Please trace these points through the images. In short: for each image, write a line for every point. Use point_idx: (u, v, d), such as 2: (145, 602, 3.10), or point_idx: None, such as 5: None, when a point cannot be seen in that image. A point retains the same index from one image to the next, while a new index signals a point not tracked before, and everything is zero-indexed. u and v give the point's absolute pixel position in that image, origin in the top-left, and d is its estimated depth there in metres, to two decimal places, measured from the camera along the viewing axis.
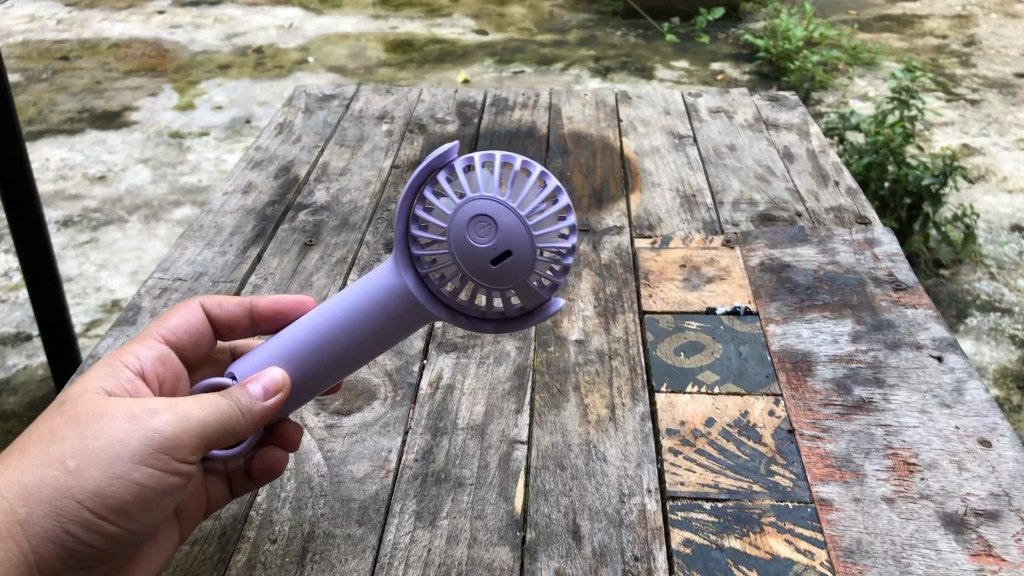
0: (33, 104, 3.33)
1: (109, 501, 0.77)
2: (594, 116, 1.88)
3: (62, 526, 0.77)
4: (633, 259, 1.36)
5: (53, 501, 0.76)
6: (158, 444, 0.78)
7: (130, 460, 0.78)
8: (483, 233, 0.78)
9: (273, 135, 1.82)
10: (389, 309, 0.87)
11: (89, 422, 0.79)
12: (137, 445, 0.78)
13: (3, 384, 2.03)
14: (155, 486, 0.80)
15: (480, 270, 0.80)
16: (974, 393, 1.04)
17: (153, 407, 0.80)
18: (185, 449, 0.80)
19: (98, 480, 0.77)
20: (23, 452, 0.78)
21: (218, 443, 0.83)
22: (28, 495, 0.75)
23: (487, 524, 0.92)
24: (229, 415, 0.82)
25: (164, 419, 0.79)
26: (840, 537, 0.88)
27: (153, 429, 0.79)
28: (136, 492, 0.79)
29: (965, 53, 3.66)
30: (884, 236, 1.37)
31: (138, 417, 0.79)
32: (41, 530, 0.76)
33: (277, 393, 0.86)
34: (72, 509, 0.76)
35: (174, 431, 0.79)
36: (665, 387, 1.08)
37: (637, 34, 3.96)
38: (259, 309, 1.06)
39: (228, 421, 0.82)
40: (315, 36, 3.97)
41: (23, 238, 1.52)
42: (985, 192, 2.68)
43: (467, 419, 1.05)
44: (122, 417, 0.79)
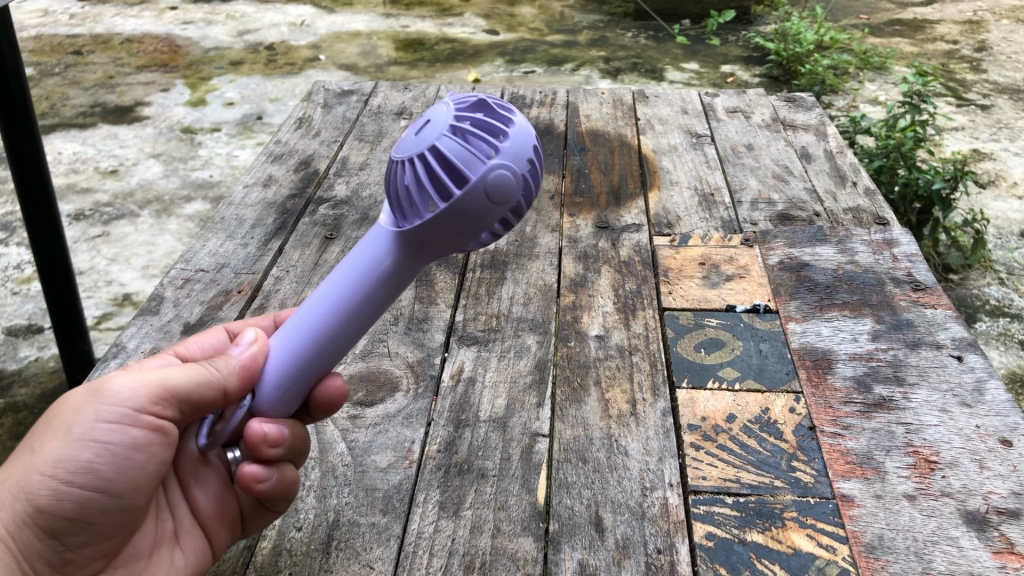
0: (46, 98, 3.35)
1: (70, 463, 0.81)
2: (611, 115, 1.89)
3: (35, 501, 0.81)
4: (652, 256, 1.37)
5: (21, 480, 0.81)
6: (113, 402, 0.83)
7: (86, 422, 0.82)
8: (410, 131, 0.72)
9: (292, 130, 1.83)
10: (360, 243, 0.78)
11: (55, 409, 0.85)
12: (93, 409, 0.82)
13: (15, 376, 2.04)
14: (121, 441, 0.83)
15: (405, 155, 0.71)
16: (994, 393, 1.05)
17: (109, 378, 0.85)
18: (144, 403, 0.84)
19: (59, 448, 0.81)
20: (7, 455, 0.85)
21: (192, 398, 0.86)
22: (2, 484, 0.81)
23: (511, 515, 0.92)
24: (198, 373, 0.85)
25: (119, 382, 0.84)
26: (862, 533, 0.89)
27: (107, 391, 0.83)
28: (97, 449, 0.82)
29: (977, 58, 3.66)
30: (903, 237, 1.37)
31: (93, 388, 0.84)
32: (14, 509, 0.80)
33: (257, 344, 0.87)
34: (38, 482, 0.81)
35: (129, 389, 0.83)
36: (686, 382, 1.09)
37: (647, 36, 3.96)
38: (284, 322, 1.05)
39: (199, 377, 0.85)
40: (327, 34, 3.98)
41: (41, 237, 1.52)
42: (995, 198, 2.68)
43: (489, 411, 1.06)
44: (80, 392, 0.85)
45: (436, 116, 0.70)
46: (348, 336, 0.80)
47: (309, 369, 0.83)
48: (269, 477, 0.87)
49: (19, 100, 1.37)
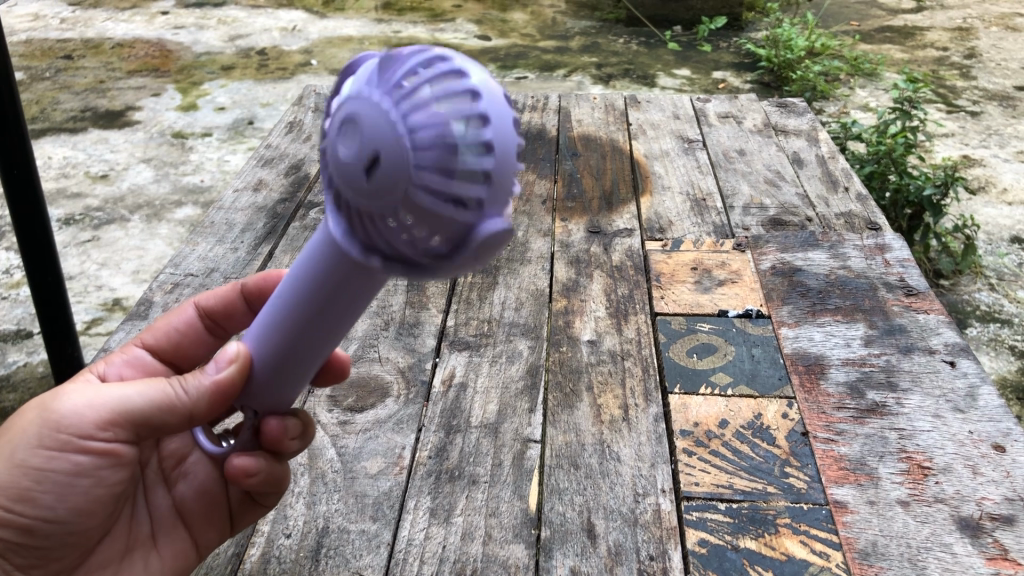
0: (36, 102, 3.33)
1: (9, 490, 0.79)
2: (603, 120, 1.88)
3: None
4: (644, 260, 1.36)
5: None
6: (56, 425, 0.78)
7: (28, 446, 0.79)
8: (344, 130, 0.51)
9: (283, 134, 1.82)
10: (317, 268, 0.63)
11: (8, 425, 0.81)
12: (38, 434, 0.79)
13: (3, 382, 2.02)
14: (65, 469, 0.80)
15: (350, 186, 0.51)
16: (987, 398, 1.04)
17: (60, 393, 0.80)
18: (91, 426, 0.79)
19: (0, 472, 0.78)
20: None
21: (151, 421, 0.77)
22: None
23: (502, 522, 0.91)
24: (157, 392, 0.77)
25: (67, 403, 0.79)
26: (856, 539, 0.88)
27: (54, 411, 0.79)
28: (39, 477, 0.79)
29: (966, 65, 3.67)
30: (895, 242, 1.37)
31: (41, 406, 0.80)
32: None
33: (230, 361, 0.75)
34: None
35: (77, 411, 0.78)
36: (678, 388, 1.09)
37: (639, 42, 3.97)
38: (248, 288, 1.00)
39: (156, 397, 0.77)
40: (318, 39, 3.98)
41: (33, 258, 1.50)
42: (985, 204, 2.69)
43: (480, 417, 1.05)
44: (29, 410, 0.81)
45: (383, 144, 0.48)
46: (312, 336, 0.69)
47: (283, 362, 0.73)
48: (261, 471, 0.84)
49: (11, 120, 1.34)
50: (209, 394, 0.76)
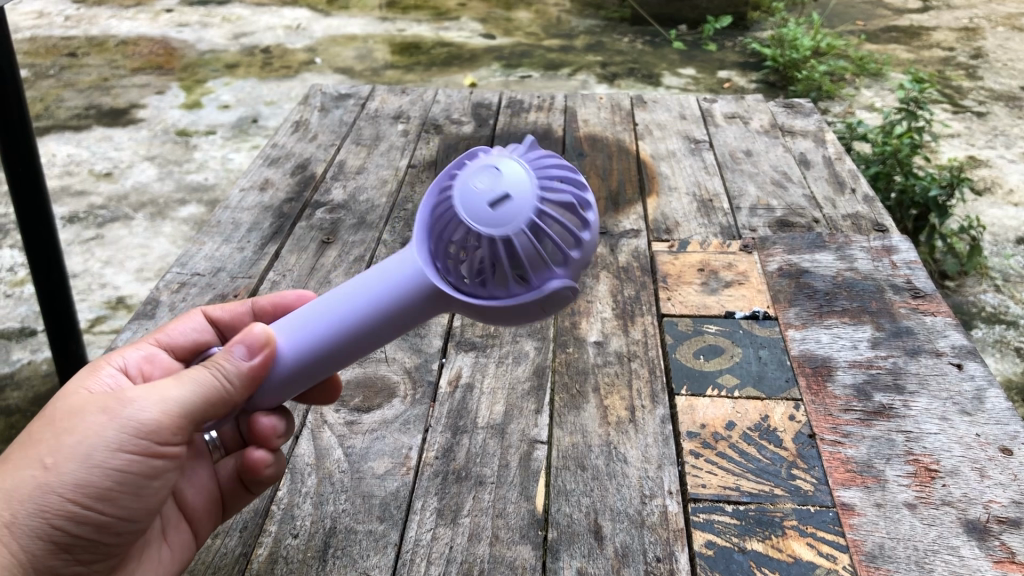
0: (40, 100, 3.34)
1: (91, 488, 0.76)
2: (609, 120, 1.88)
3: (52, 520, 0.75)
4: (650, 262, 1.36)
5: (38, 499, 0.74)
6: (137, 430, 0.77)
7: (108, 450, 0.76)
8: (484, 177, 0.72)
9: (289, 133, 1.82)
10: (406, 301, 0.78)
11: (64, 424, 0.77)
12: (118, 438, 0.77)
13: (8, 379, 2.03)
14: (143, 472, 0.79)
15: (482, 219, 0.70)
16: (994, 401, 1.04)
17: (126, 397, 0.78)
18: (168, 431, 0.79)
19: (80, 473, 0.76)
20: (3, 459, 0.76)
21: (202, 417, 0.81)
22: (9, 496, 0.74)
23: (509, 522, 0.92)
24: (207, 387, 0.80)
25: (146, 408, 0.77)
26: (863, 542, 0.88)
27: (129, 416, 0.77)
28: (121, 479, 0.78)
29: (973, 65, 3.67)
30: (902, 244, 1.37)
31: (110, 408, 0.77)
32: (27, 528, 0.74)
33: (264, 349, 0.81)
34: (56, 504, 0.75)
35: (156, 415, 0.78)
36: (685, 390, 1.08)
37: (644, 41, 3.96)
38: (260, 306, 1.01)
39: (209, 394, 0.80)
40: (323, 37, 3.98)
41: (37, 258, 1.50)
42: (991, 205, 2.68)
43: (486, 418, 1.05)
44: (94, 412, 0.77)
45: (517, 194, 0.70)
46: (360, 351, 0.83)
47: (298, 365, 0.82)
48: (274, 462, 0.91)
49: (16, 121, 1.34)
50: (251, 388, 0.82)
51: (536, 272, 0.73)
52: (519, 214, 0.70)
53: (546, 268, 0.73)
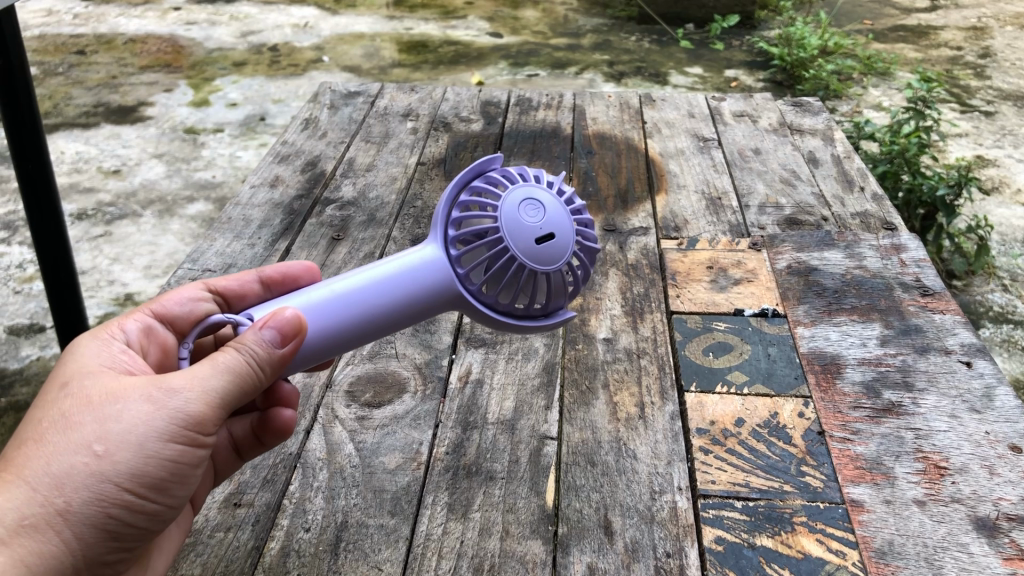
0: (50, 98, 3.35)
1: (143, 479, 0.74)
2: (618, 118, 1.89)
3: (104, 509, 0.73)
4: (660, 259, 1.36)
5: (90, 488, 0.72)
6: (186, 420, 0.75)
7: (159, 439, 0.74)
8: (533, 212, 0.83)
9: (299, 131, 1.83)
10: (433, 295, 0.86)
11: (106, 410, 0.74)
12: (167, 427, 0.74)
13: (17, 375, 2.03)
14: (188, 462, 0.77)
15: (532, 254, 0.82)
16: (1004, 399, 1.05)
17: (170, 382, 0.75)
18: (212, 421, 0.76)
19: (131, 463, 0.73)
20: (38, 441, 0.73)
21: (235, 402, 0.79)
22: (60, 485, 0.71)
23: (519, 518, 0.92)
24: (242, 373, 0.77)
25: (194, 395, 0.75)
26: (872, 538, 0.89)
27: (178, 405, 0.74)
28: (171, 469, 0.75)
29: (981, 64, 3.66)
30: (911, 242, 1.37)
31: (156, 396, 0.74)
32: (81, 517, 0.72)
33: (295, 335, 0.79)
34: (110, 493, 0.73)
35: (203, 405, 0.75)
36: (695, 386, 1.09)
37: (651, 40, 3.96)
38: (267, 276, 1.00)
39: (243, 380, 0.78)
40: (330, 35, 3.98)
41: (47, 254, 1.51)
42: (999, 204, 2.67)
43: (496, 414, 1.06)
44: (139, 398, 0.74)
45: (559, 232, 0.84)
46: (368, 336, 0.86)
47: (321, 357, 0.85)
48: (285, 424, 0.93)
49: (27, 117, 1.35)
50: (277, 370, 0.80)
51: (556, 296, 0.88)
52: (560, 252, 0.84)
53: (563, 293, 0.88)
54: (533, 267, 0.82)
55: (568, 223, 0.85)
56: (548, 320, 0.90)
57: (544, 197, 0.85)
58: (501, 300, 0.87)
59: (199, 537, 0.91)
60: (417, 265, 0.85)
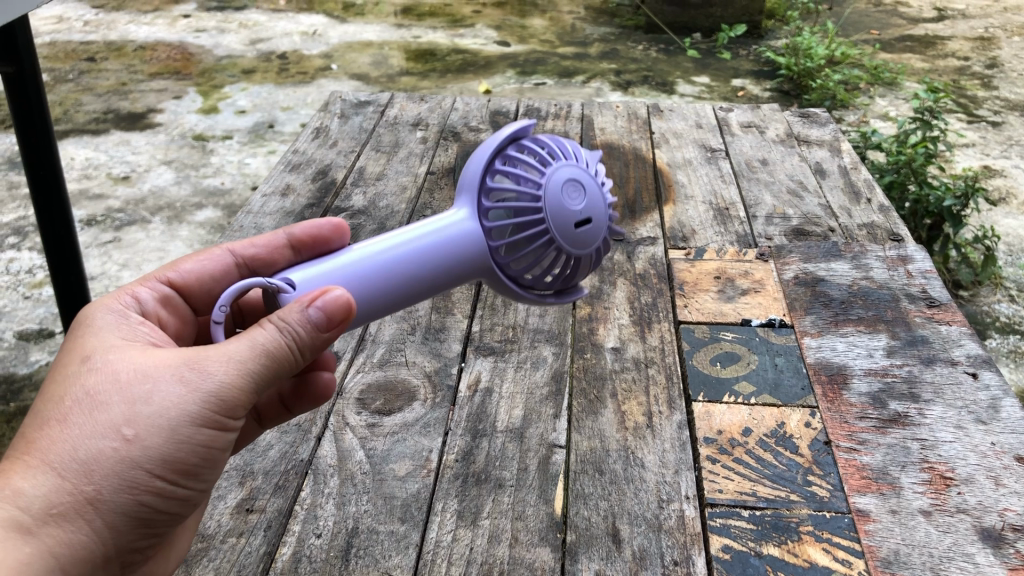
0: (60, 104, 3.38)
1: (173, 464, 0.74)
2: (626, 128, 1.90)
3: (135, 496, 0.73)
4: (667, 269, 1.38)
5: (119, 476, 0.72)
6: (218, 404, 0.73)
7: (190, 424, 0.73)
8: (576, 196, 0.84)
9: (310, 139, 1.84)
10: (466, 267, 0.85)
11: (134, 393, 0.73)
12: (198, 413, 0.73)
13: (26, 380, 2.05)
14: (219, 444, 0.77)
15: (570, 238, 0.83)
16: (1009, 410, 1.05)
17: (203, 364, 0.73)
18: (244, 405, 0.76)
19: (162, 449, 0.73)
20: (64, 421, 0.72)
21: (272, 382, 0.77)
22: (89, 472, 0.71)
23: (528, 525, 0.93)
24: (280, 353, 0.75)
25: (227, 382, 0.73)
26: (878, 548, 0.89)
27: (210, 390, 0.73)
28: (201, 452, 0.76)
29: (988, 75, 3.66)
30: (917, 253, 1.38)
31: (188, 379, 0.73)
32: (110, 504, 0.72)
33: (342, 319, 0.76)
34: (140, 480, 0.73)
35: (236, 390, 0.74)
36: (702, 396, 1.10)
37: (658, 49, 3.98)
38: (295, 238, 0.94)
39: (281, 361, 0.75)
40: (339, 43, 4.01)
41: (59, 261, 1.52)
42: (1006, 215, 2.68)
43: (505, 422, 1.07)
44: (169, 380, 0.73)
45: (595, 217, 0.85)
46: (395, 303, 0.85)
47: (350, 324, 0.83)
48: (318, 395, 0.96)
49: (40, 126, 1.37)
50: (320, 348, 0.77)
51: (581, 275, 0.89)
52: (593, 236, 0.85)
53: (587, 273, 0.90)
54: (568, 249, 0.83)
55: (603, 208, 0.86)
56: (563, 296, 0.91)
57: (585, 179, 0.85)
58: (524, 275, 0.88)
59: (212, 542, 0.92)
60: (455, 234, 0.84)
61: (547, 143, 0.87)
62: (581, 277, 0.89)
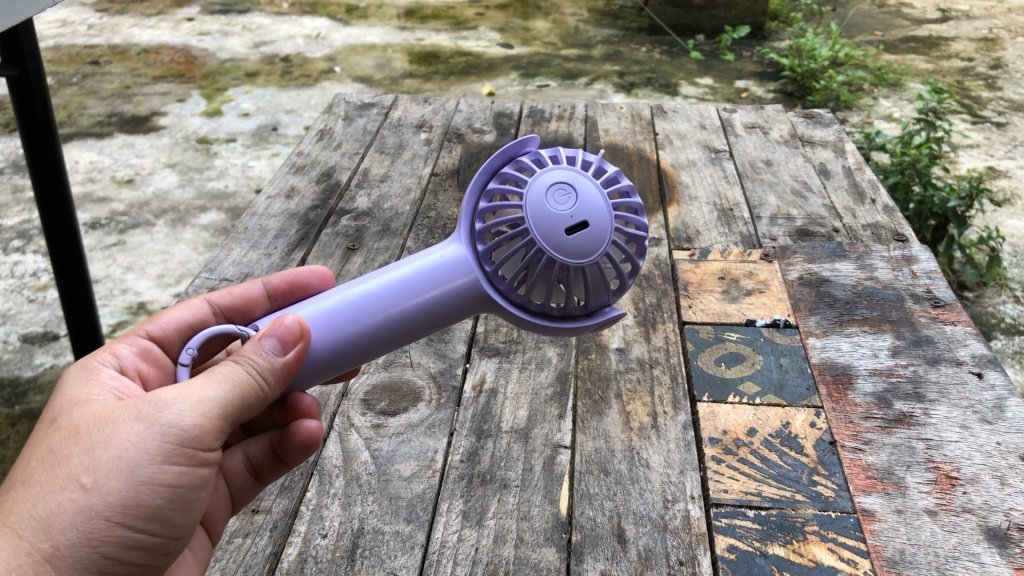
0: (64, 108, 3.39)
1: (135, 507, 0.73)
2: (630, 129, 1.90)
3: (97, 547, 0.72)
4: (672, 269, 1.38)
5: (80, 527, 0.71)
6: (180, 437, 0.74)
7: (152, 464, 0.73)
8: (563, 199, 0.81)
9: (315, 142, 1.85)
10: (455, 299, 0.85)
11: (92, 441, 0.73)
12: (160, 454, 0.74)
13: (31, 383, 2.05)
14: (189, 487, 0.77)
15: (561, 246, 0.80)
16: (1015, 410, 1.05)
17: (162, 403, 0.74)
18: (211, 442, 0.76)
19: (123, 492, 0.72)
20: (25, 481, 0.72)
21: (239, 416, 0.78)
22: (48, 526, 0.70)
23: (534, 525, 0.93)
24: (242, 383, 0.77)
25: (189, 418, 0.74)
26: (884, 547, 0.89)
27: (170, 424, 0.74)
28: (166, 494, 0.75)
29: (992, 75, 3.66)
30: (922, 253, 1.38)
31: (147, 419, 0.74)
32: (72, 558, 0.71)
33: (297, 342, 0.79)
34: (101, 528, 0.72)
35: (198, 422, 0.74)
36: (707, 396, 1.10)
37: (662, 51, 3.98)
38: (274, 285, 0.98)
39: (247, 391, 0.78)
40: (342, 46, 4.01)
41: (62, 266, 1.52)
42: (1011, 216, 2.67)
43: (510, 422, 1.07)
44: (128, 422, 0.74)
45: (593, 219, 0.81)
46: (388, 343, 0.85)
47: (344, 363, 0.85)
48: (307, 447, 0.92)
49: (43, 130, 1.37)
50: (283, 375, 0.79)
51: (596, 294, 0.86)
52: (595, 242, 0.81)
53: (605, 292, 0.86)
54: (564, 261, 0.81)
55: (605, 208, 0.82)
56: (592, 318, 0.88)
57: (579, 179, 0.82)
58: (532, 300, 0.86)
59: (217, 542, 0.92)
60: (434, 266, 0.84)
61: (544, 156, 0.87)
62: (597, 297, 0.86)
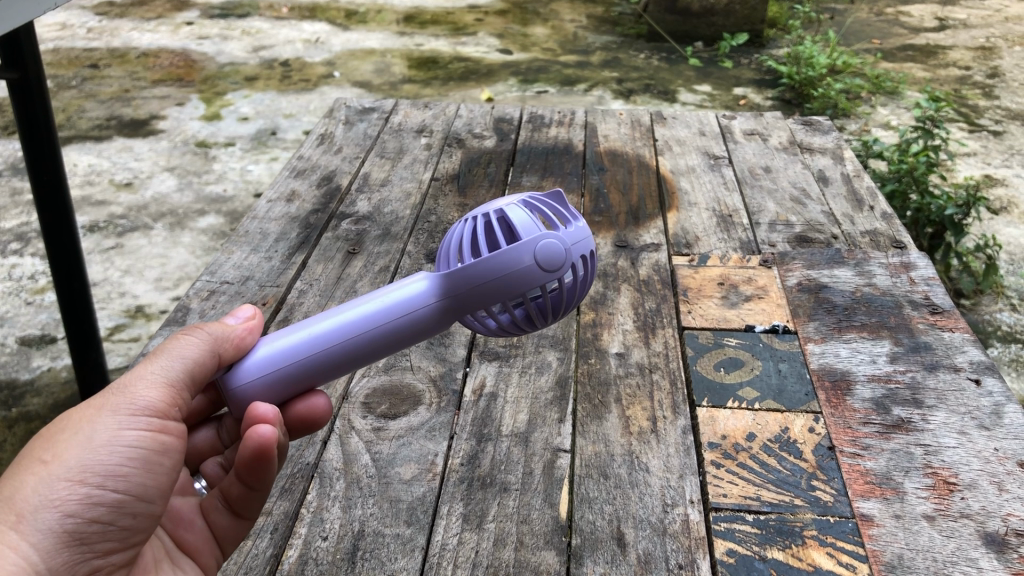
0: (63, 111, 3.39)
1: (96, 467, 0.75)
2: (629, 135, 1.91)
3: (63, 511, 0.73)
4: (671, 275, 1.38)
5: (41, 492, 0.72)
6: None
7: (108, 428, 0.76)
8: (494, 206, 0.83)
9: (315, 145, 1.85)
10: (415, 312, 0.79)
11: (53, 430, 0.77)
12: (112, 418, 0.77)
13: (28, 385, 2.06)
14: (149, 447, 0.78)
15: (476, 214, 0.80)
16: (1012, 417, 1.05)
17: (116, 386, 0.80)
18: (164, 403, 0.80)
19: (83, 457, 0.75)
20: None
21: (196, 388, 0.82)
22: (12, 499, 0.72)
23: (534, 528, 0.93)
24: (195, 350, 0.82)
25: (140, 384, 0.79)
26: (882, 552, 0.90)
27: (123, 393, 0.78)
28: (127, 455, 0.76)
29: (989, 84, 3.68)
30: (920, 260, 1.38)
31: (100, 400, 0.78)
32: (38, 523, 0.72)
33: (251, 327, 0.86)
34: (64, 492, 0.73)
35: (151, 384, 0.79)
36: (706, 401, 1.10)
37: (660, 58, 3.99)
38: None
39: (203, 359, 0.82)
40: (341, 51, 4.02)
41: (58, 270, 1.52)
42: (1007, 224, 2.68)
43: (510, 426, 1.07)
44: (83, 408, 0.78)
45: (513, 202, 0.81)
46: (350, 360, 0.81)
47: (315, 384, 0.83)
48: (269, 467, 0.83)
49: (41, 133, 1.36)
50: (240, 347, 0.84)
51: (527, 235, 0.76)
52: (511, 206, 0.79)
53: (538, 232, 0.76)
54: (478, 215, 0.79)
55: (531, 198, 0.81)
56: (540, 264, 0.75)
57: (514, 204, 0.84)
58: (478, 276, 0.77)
59: None
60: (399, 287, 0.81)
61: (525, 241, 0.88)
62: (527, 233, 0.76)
